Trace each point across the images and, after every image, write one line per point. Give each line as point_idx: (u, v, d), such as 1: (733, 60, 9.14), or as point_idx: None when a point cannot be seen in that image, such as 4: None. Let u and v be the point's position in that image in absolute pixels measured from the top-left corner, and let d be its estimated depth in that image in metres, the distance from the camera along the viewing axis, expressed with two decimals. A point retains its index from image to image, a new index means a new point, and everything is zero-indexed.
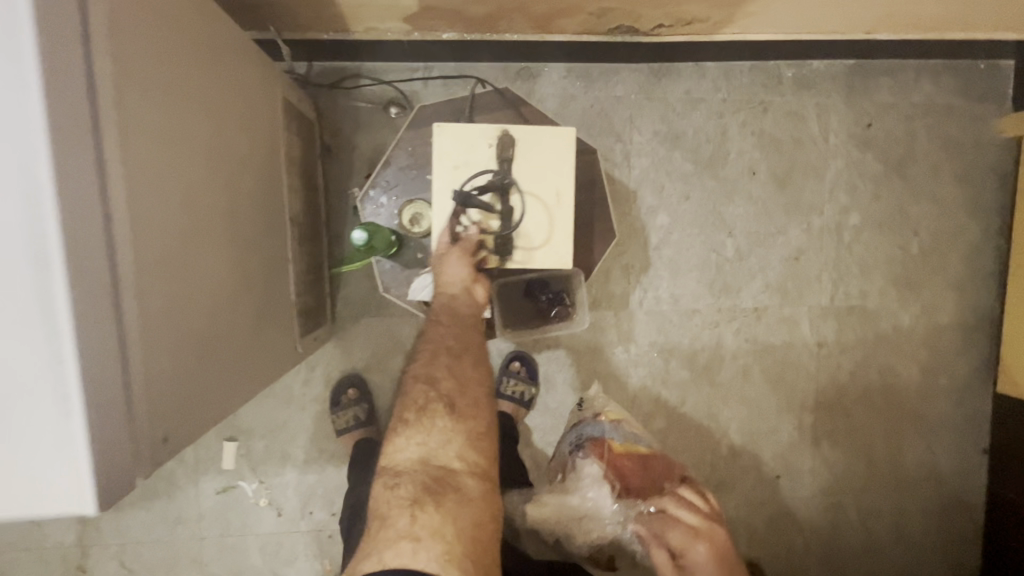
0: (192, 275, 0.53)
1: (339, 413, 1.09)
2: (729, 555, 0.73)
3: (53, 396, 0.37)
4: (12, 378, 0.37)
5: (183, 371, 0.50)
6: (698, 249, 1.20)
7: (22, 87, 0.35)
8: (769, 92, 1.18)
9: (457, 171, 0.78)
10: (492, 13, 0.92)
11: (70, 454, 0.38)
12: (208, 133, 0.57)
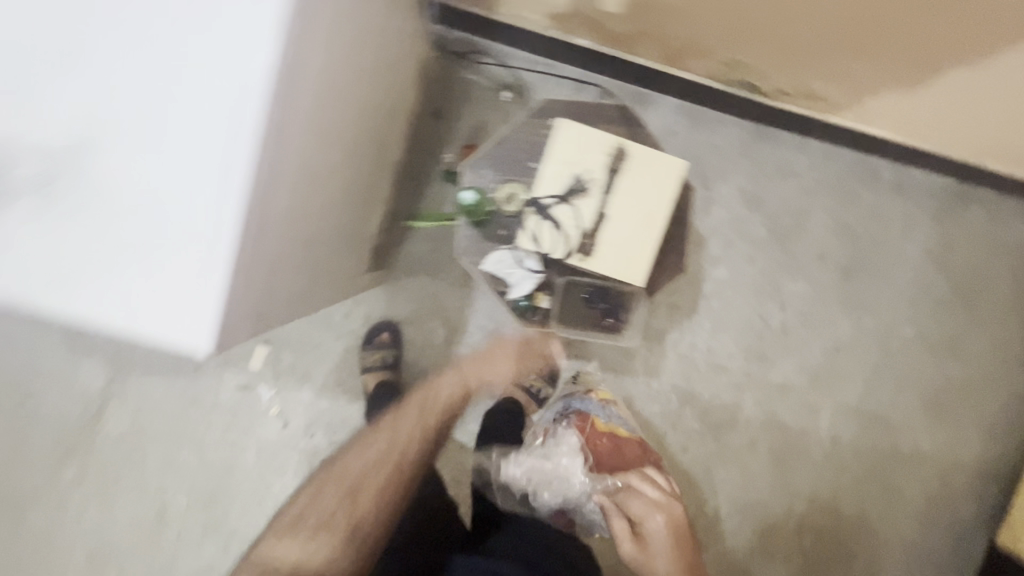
0: (315, 181, 0.61)
1: (369, 351, 1.16)
2: (680, 531, 0.91)
3: (207, 243, 0.46)
4: (180, 219, 0.45)
5: (286, 258, 0.58)
6: (746, 312, 1.21)
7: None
8: (863, 186, 1.19)
9: (565, 167, 0.82)
10: (632, 33, 0.96)
11: (202, 295, 0.46)
12: (361, 66, 0.65)
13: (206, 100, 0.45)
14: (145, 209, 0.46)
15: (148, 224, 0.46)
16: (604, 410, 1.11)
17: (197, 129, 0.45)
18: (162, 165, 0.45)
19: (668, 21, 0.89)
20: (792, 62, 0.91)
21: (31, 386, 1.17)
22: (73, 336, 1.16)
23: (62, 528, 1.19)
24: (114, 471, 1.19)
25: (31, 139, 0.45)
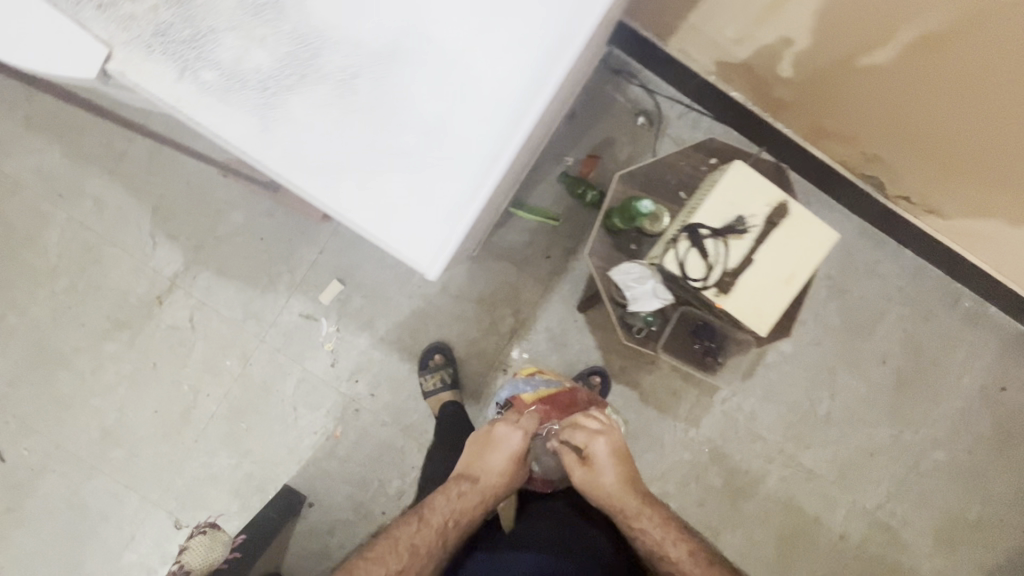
0: (514, 171, 0.73)
1: (426, 376, 1.17)
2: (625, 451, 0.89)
3: (466, 195, 0.58)
4: (449, 172, 0.58)
5: (477, 224, 0.70)
6: (798, 391, 1.24)
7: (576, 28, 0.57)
8: (940, 308, 1.23)
9: (728, 205, 0.72)
10: (789, 101, 1.00)
11: (447, 237, 0.58)
12: (569, 89, 0.77)
13: (502, 90, 0.58)
14: (425, 157, 0.58)
15: (423, 170, 0.58)
16: (535, 381, 1.09)
17: (487, 109, 0.58)
18: (448, 128, 0.58)
19: (833, 98, 0.94)
20: (931, 171, 0.96)
21: (103, 253, 1.17)
22: (160, 218, 1.17)
23: (87, 398, 1.19)
24: (156, 357, 1.19)
25: (353, 80, 0.57)
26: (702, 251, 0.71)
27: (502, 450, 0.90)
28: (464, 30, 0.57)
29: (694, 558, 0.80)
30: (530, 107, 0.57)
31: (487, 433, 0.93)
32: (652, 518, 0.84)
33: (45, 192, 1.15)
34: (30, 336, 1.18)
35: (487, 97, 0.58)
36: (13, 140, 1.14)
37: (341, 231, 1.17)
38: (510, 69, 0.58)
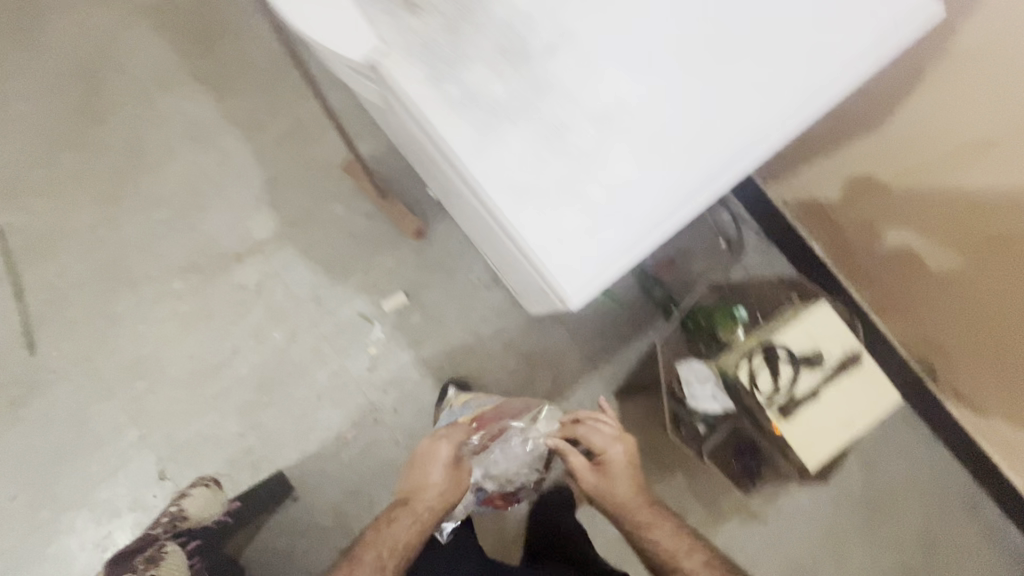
0: None
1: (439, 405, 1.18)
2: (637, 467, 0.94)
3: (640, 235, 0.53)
4: (632, 204, 0.52)
5: None
6: (804, 549, 1.21)
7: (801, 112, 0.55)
8: (963, 511, 1.22)
9: (808, 334, 0.78)
10: (868, 270, 1.11)
11: (607, 272, 0.52)
12: None
13: (712, 140, 0.53)
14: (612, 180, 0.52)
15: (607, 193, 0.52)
16: (473, 403, 1.07)
17: (690, 151, 0.53)
18: (646, 156, 0.52)
19: (911, 278, 1.03)
20: (986, 375, 1.01)
21: (209, 200, 1.26)
22: (270, 186, 1.26)
23: (135, 323, 1.23)
24: (213, 308, 1.24)
25: (561, 73, 0.52)
26: (774, 369, 0.76)
27: (440, 468, 0.94)
28: (700, 63, 0.53)
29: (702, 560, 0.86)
30: (739, 165, 0.54)
31: (422, 460, 0.95)
32: (662, 531, 0.90)
33: (184, 134, 1.27)
34: (112, 251, 1.24)
35: (693, 142, 0.53)
36: (177, 83, 1.28)
37: (424, 250, 1.25)
38: (727, 123, 0.53)
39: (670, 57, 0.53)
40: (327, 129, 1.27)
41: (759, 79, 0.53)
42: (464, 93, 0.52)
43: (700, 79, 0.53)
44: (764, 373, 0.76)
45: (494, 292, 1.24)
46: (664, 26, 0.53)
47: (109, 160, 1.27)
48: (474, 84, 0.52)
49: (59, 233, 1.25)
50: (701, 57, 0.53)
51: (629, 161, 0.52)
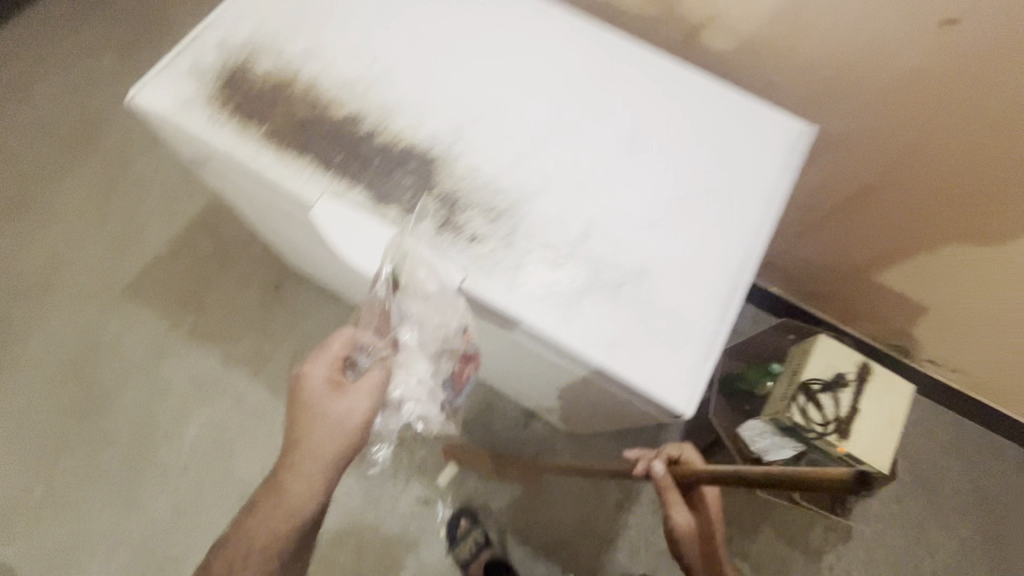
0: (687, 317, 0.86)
1: (459, 545, 1.18)
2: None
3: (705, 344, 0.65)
4: (688, 326, 0.66)
5: None
6: (898, 552, 1.28)
7: (769, 213, 0.72)
8: (994, 456, 1.36)
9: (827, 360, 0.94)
10: (830, 293, 1.26)
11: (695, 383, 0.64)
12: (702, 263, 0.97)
13: (721, 257, 0.69)
14: (664, 315, 0.66)
15: (664, 325, 0.66)
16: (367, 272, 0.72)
17: (708, 271, 0.68)
18: (681, 287, 0.67)
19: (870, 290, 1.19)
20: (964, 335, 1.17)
21: (236, 448, 1.25)
22: None
23: None
24: None
25: (594, 252, 0.68)
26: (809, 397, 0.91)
27: (345, 404, 0.69)
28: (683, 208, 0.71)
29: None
30: (748, 267, 0.69)
31: (300, 399, 0.71)
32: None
33: (193, 393, 1.29)
34: (144, 540, 1.17)
35: (707, 264, 0.69)
36: (176, 349, 1.33)
37: (457, 414, 1.31)
38: (725, 241, 0.70)
39: (667, 210, 0.71)
40: None
41: (733, 203, 0.72)
42: (540, 289, 0.66)
43: (695, 216, 0.71)
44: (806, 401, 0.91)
45: (535, 427, 1.30)
46: (650, 192, 0.72)
47: (120, 447, 1.24)
48: (544, 280, 0.66)
49: (84, 543, 1.17)
50: (687, 203, 0.72)
51: (678, 292, 0.67)
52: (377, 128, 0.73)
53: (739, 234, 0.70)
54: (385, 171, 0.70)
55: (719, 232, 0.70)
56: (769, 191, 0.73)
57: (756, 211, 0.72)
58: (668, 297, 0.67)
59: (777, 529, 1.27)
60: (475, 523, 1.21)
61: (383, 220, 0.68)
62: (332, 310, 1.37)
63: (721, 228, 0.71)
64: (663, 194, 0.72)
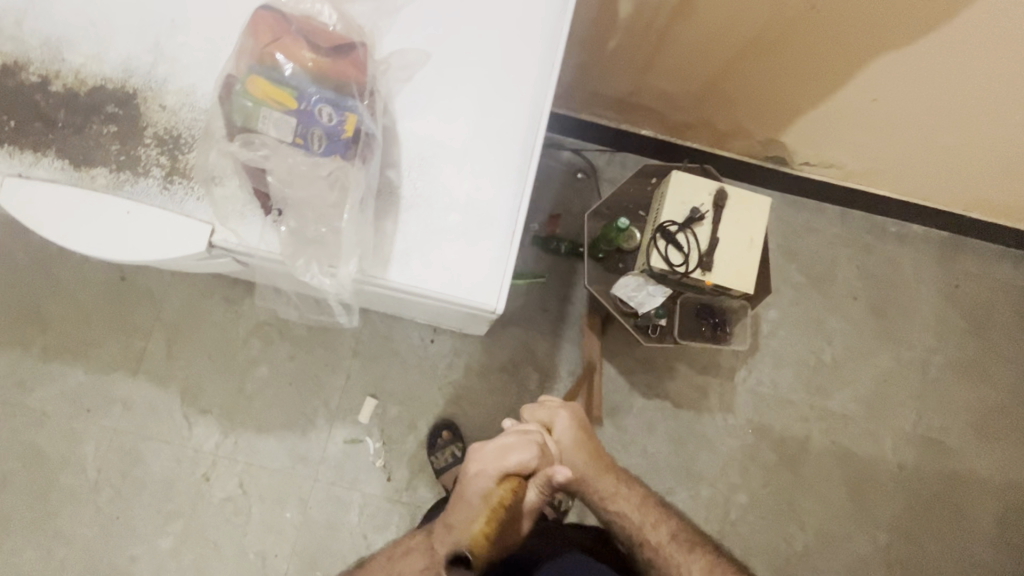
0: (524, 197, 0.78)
1: (437, 454, 1.21)
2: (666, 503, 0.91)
3: (505, 226, 0.58)
4: (484, 212, 0.58)
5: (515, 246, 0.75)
6: (800, 348, 1.37)
7: (554, 55, 0.62)
8: (874, 238, 1.43)
9: (681, 199, 0.90)
10: (695, 120, 1.21)
11: (502, 272, 0.58)
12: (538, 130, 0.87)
13: (506, 123, 0.61)
14: (456, 206, 0.58)
15: (458, 218, 0.58)
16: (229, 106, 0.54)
17: (495, 144, 0.60)
18: (467, 171, 0.59)
19: (733, 105, 1.14)
20: (830, 127, 1.14)
21: (142, 450, 1.19)
22: (194, 396, 1.22)
23: None
24: (215, 538, 1.18)
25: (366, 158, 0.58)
26: (668, 241, 0.87)
27: None
28: (455, 77, 0.61)
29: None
30: (540, 124, 0.60)
31: None
32: (689, 562, 0.83)
33: (74, 412, 1.19)
34: (82, 562, 1.15)
35: (492, 136, 0.60)
36: (35, 374, 1.20)
37: (360, 351, 1.27)
38: (509, 103, 0.61)
39: (437, 87, 0.60)
40: (205, 315, 1.24)
41: (510, 54, 0.62)
42: (309, 229, 0.56)
43: (468, 87, 0.61)
44: (665, 245, 0.88)
45: (441, 340, 1.28)
46: (413, 67, 0.60)
47: (19, 486, 1.17)
48: (309, 216, 0.55)
49: None
50: (455, 71, 0.61)
51: (466, 177, 0.59)
52: (49, 71, 0.58)
53: (522, 91, 0.61)
54: (78, 126, 0.58)
55: (499, 94, 0.61)
56: (549, 29, 0.62)
57: (538, 57, 0.62)
58: (457, 186, 0.59)
59: (690, 363, 1.33)
60: (456, 438, 1.22)
61: (96, 185, 0.57)
62: (192, 285, 1.25)
63: (501, 89, 0.61)
64: (425, 68, 0.60)
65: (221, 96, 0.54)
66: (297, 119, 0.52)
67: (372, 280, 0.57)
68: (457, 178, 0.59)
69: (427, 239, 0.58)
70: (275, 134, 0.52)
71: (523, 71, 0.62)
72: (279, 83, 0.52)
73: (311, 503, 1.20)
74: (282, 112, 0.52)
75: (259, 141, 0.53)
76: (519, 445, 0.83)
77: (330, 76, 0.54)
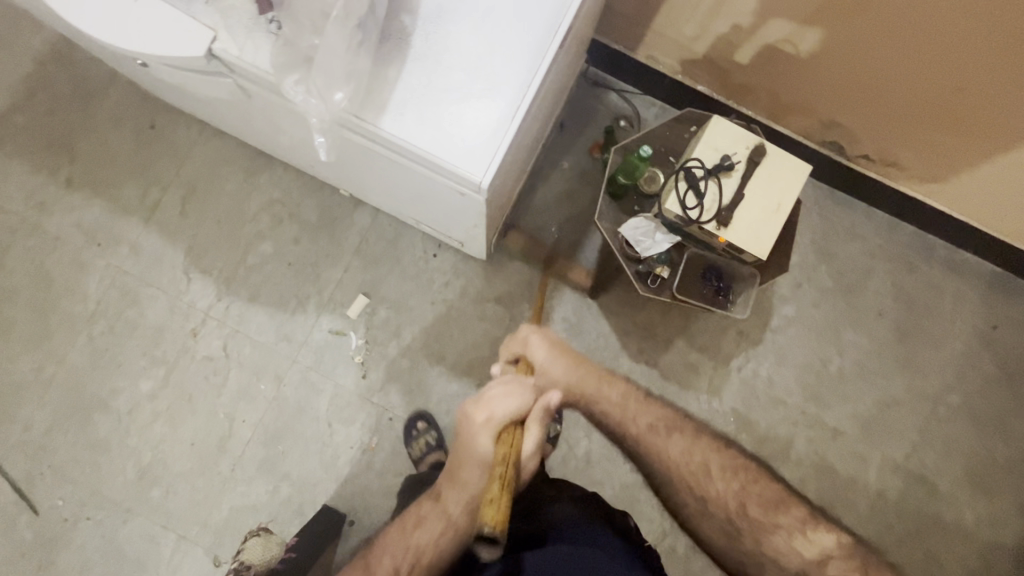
0: (548, 98, 0.73)
1: (411, 444, 1.18)
2: (648, 390, 0.85)
3: (509, 99, 0.55)
4: (490, 78, 0.55)
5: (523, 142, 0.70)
6: (808, 352, 1.31)
7: None
8: (919, 258, 1.33)
9: (715, 145, 0.84)
10: (756, 84, 1.13)
11: (496, 144, 0.54)
12: (583, 36, 0.82)
13: None
14: (463, 66, 0.55)
15: (462, 78, 0.55)
16: None
17: (519, 10, 0.55)
18: (483, 33, 0.55)
19: (802, 70, 1.05)
20: (901, 117, 1.05)
21: (140, 294, 1.23)
22: (197, 255, 1.25)
23: (122, 440, 1.20)
24: (191, 390, 1.22)
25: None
26: (690, 183, 0.82)
27: None
28: None
29: (774, 502, 0.74)
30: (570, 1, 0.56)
31: None
32: (670, 446, 0.78)
33: (86, 244, 1.24)
34: (69, 383, 1.21)
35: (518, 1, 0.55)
36: (57, 200, 1.24)
37: (364, 249, 1.26)
38: None
39: None
40: (223, 179, 1.26)
41: None
42: (303, 41, 0.53)
43: None
44: (684, 188, 0.83)
45: (444, 257, 1.27)
46: None
47: (25, 301, 1.23)
48: (307, 23, 0.52)
49: (12, 387, 1.21)
50: None
51: (481, 37, 0.55)
52: None
53: None
54: None
55: None
56: None
57: None
58: (469, 45, 0.55)
59: (688, 339, 1.29)
60: (431, 427, 1.20)
61: None
62: (217, 148, 1.27)
63: None
64: None
65: None
66: None
67: (361, 124, 0.54)
68: (472, 38, 0.55)
69: (427, 92, 0.54)
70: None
71: None
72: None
73: (285, 381, 1.23)
74: None
75: None
76: (512, 395, 0.72)
77: None
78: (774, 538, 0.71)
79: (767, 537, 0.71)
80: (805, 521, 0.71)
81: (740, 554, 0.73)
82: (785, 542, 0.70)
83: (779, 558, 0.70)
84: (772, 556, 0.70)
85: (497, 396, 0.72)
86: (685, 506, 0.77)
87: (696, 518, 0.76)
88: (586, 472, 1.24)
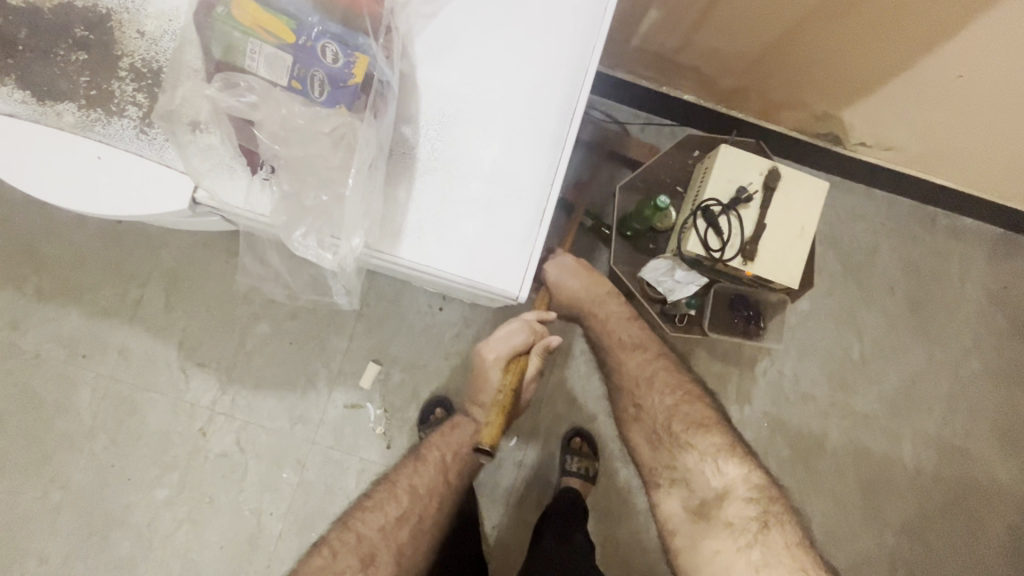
0: None
1: (426, 430, 1.17)
2: (635, 315, 1.00)
3: (530, 217, 0.56)
4: (508, 199, 0.56)
5: None
6: (828, 343, 1.30)
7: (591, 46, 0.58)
8: (924, 231, 1.32)
9: (727, 177, 0.80)
10: (744, 87, 1.09)
11: (524, 262, 0.56)
12: None
13: (538, 109, 0.58)
14: (481, 191, 0.56)
15: (481, 203, 0.56)
16: (220, 30, 0.49)
17: (523, 132, 0.57)
18: (493, 158, 0.57)
19: (788, 75, 1.02)
20: (898, 105, 1.02)
21: (138, 400, 1.16)
22: (192, 348, 1.18)
23: (146, 555, 1.14)
24: (210, 490, 1.16)
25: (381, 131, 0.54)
26: (709, 221, 0.78)
27: (371, 513, 0.93)
28: (489, 58, 0.58)
29: (697, 424, 0.92)
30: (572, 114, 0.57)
31: (403, 468, 0.98)
32: (630, 361, 0.97)
33: (69, 357, 1.16)
34: (77, 506, 1.14)
35: (522, 124, 0.57)
36: (28, 316, 1.16)
37: (366, 313, 1.21)
38: (542, 91, 0.58)
39: (466, 65, 0.57)
40: (205, 264, 1.19)
41: (546, 38, 0.58)
42: (308, 195, 0.55)
43: (500, 68, 0.58)
44: (704, 226, 0.79)
45: (450, 308, 1.22)
46: (444, 43, 0.57)
47: (15, 430, 1.14)
48: (310, 179, 0.54)
49: (16, 521, 1.13)
50: (488, 47, 0.58)
51: (492, 162, 0.57)
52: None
53: (556, 80, 0.58)
54: (43, 51, 0.56)
55: (531, 81, 0.58)
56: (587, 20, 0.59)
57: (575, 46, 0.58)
58: (483, 171, 0.56)
59: (709, 350, 1.26)
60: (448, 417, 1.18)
61: (62, 123, 0.55)
62: (191, 233, 1.19)
63: (533, 77, 0.58)
64: (454, 48, 0.57)
65: (203, 22, 0.51)
66: (294, 58, 0.49)
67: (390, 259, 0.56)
68: (484, 164, 0.57)
69: (450, 220, 0.56)
70: (267, 72, 0.49)
71: (558, 57, 0.58)
72: (272, 11, 0.49)
73: (306, 463, 1.18)
74: (277, 47, 0.49)
75: (244, 84, 0.50)
76: (513, 335, 0.88)
77: (336, 8, 0.51)
78: (688, 454, 0.90)
79: (683, 453, 0.90)
80: (720, 449, 0.89)
81: (660, 463, 0.93)
82: (697, 460, 0.89)
83: (691, 475, 0.89)
84: (685, 469, 0.90)
85: (509, 333, 0.89)
86: (626, 412, 0.98)
87: (631, 425, 0.97)
88: (630, 503, 1.21)
